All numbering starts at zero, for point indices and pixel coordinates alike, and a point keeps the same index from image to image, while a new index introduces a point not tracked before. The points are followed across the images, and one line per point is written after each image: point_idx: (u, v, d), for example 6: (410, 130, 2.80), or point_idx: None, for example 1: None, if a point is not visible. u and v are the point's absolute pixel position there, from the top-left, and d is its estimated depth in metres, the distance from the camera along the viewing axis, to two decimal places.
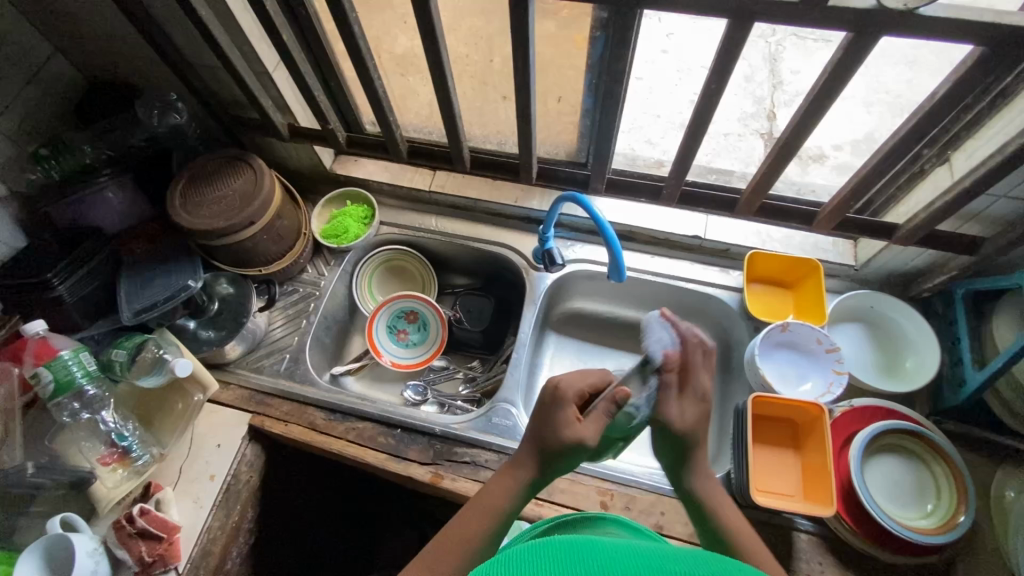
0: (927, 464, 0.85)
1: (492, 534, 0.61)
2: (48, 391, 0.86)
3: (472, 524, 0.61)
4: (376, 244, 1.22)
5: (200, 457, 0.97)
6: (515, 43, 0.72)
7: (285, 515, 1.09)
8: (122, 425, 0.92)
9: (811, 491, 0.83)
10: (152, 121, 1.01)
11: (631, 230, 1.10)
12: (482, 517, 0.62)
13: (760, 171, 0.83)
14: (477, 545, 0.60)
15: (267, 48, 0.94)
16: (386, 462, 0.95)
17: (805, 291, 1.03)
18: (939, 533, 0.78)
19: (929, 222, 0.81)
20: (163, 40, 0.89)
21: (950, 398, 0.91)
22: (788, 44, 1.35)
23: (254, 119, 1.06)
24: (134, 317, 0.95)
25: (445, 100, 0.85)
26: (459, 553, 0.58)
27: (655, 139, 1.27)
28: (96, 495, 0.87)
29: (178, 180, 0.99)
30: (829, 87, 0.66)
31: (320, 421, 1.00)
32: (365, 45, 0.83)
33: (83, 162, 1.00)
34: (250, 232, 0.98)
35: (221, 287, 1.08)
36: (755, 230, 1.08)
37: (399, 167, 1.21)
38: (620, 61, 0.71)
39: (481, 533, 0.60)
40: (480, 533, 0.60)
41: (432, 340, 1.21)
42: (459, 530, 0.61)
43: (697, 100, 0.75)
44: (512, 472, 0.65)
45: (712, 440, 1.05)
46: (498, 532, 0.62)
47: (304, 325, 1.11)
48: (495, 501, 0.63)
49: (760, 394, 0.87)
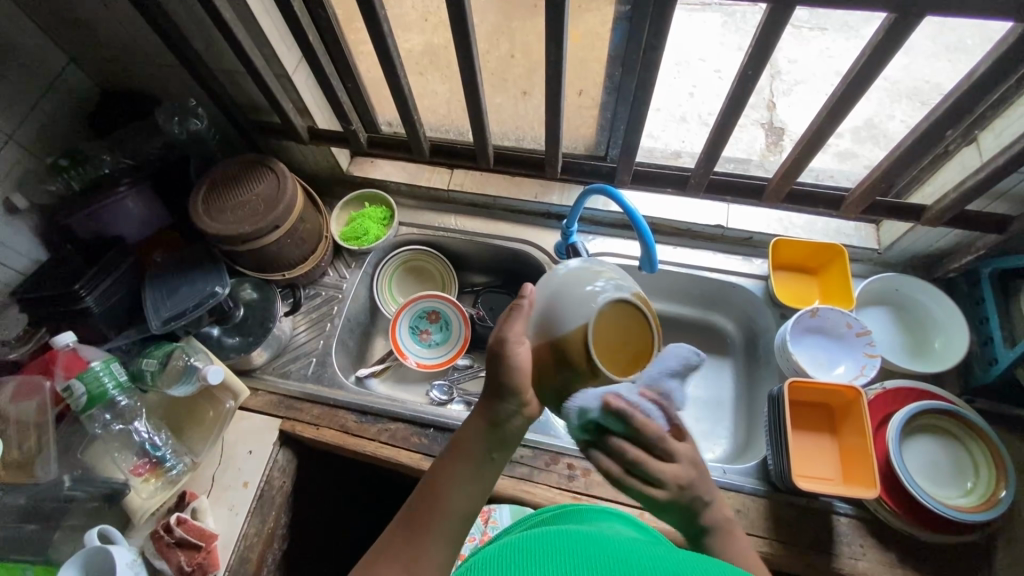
0: (962, 442, 0.85)
1: (466, 492, 0.58)
2: (81, 404, 0.86)
3: (449, 475, 0.58)
4: (396, 245, 1.22)
5: (232, 464, 0.96)
6: (550, 36, 0.72)
7: (317, 518, 1.09)
8: (154, 434, 0.92)
9: (851, 475, 0.83)
10: (172, 128, 1.01)
11: (653, 222, 1.10)
12: (457, 463, 0.59)
13: (789, 158, 0.84)
14: (457, 495, 0.57)
15: (288, 49, 0.93)
16: (420, 462, 0.95)
17: (830, 276, 1.03)
18: (981, 510, 0.79)
19: (959, 202, 0.81)
20: (186, 46, 0.89)
21: (981, 376, 0.91)
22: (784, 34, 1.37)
23: (273, 123, 1.06)
24: (163, 325, 0.94)
25: (474, 97, 0.85)
26: (437, 512, 0.56)
27: (656, 132, 1.26)
28: (131, 506, 0.85)
29: (200, 186, 0.99)
30: (867, 67, 0.67)
31: (352, 424, 1.00)
32: (393, 45, 0.82)
33: (102, 172, 0.99)
34: (275, 236, 0.98)
35: (246, 293, 1.07)
36: (776, 217, 1.08)
37: (416, 167, 1.21)
38: (653, 50, 0.72)
39: (454, 493, 0.57)
40: (459, 482, 0.58)
41: (455, 339, 1.20)
42: (436, 481, 0.58)
43: (730, 88, 0.75)
44: (479, 416, 0.60)
45: (742, 428, 1.06)
46: (474, 488, 0.58)
47: (329, 329, 1.11)
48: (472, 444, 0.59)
49: (796, 379, 0.87)
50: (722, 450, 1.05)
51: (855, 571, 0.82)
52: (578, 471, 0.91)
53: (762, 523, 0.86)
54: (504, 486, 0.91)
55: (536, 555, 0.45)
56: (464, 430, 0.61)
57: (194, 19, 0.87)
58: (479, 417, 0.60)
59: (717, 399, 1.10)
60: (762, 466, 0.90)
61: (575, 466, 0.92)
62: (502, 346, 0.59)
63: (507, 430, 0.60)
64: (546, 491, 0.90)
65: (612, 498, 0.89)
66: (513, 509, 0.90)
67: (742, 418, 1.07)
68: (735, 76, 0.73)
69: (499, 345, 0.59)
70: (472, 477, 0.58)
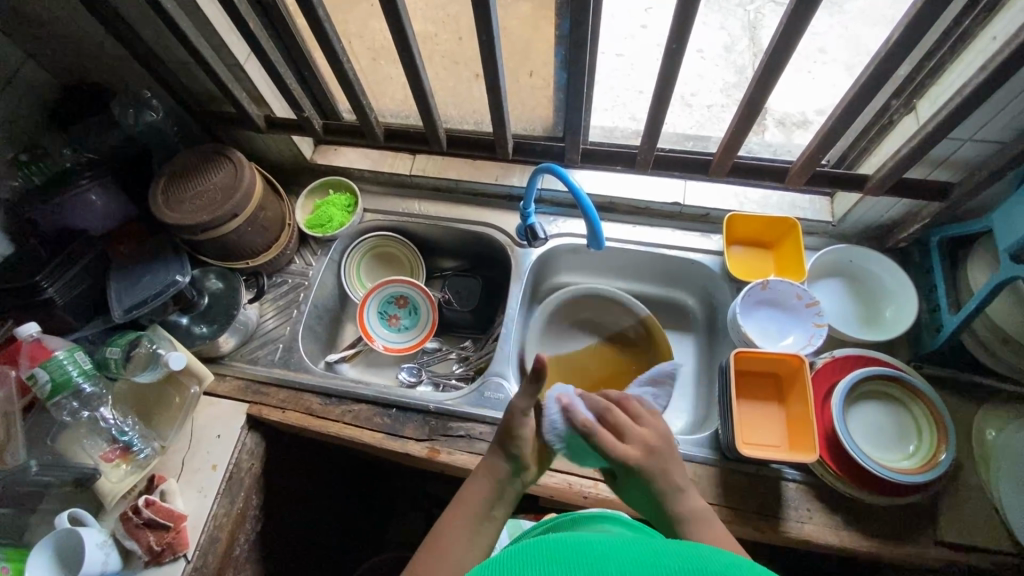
0: (907, 407, 0.87)
1: (473, 541, 0.64)
2: (46, 391, 0.88)
3: (454, 525, 0.65)
4: (362, 231, 1.23)
5: (200, 448, 0.98)
6: (478, 17, 0.73)
7: (289, 499, 1.11)
8: (121, 421, 0.95)
9: (796, 442, 0.86)
10: (128, 121, 1.02)
11: (613, 201, 1.12)
12: (461, 518, 0.65)
13: (729, 132, 0.85)
14: (459, 546, 0.63)
15: (237, 40, 0.94)
16: (383, 441, 0.98)
17: (784, 250, 1.04)
18: (921, 472, 0.81)
19: (895, 171, 0.82)
20: (133, 39, 0.90)
21: (929, 343, 0.92)
22: (767, 11, 1.41)
23: (231, 113, 1.08)
24: (126, 313, 0.97)
25: (415, 80, 0.87)
26: (442, 558, 0.61)
27: (638, 114, 1.28)
28: (102, 491, 0.89)
29: (159, 178, 1.01)
30: (786, 37, 0.68)
31: (317, 406, 1.02)
32: (332, 30, 0.84)
33: (62, 166, 1.00)
34: (234, 224, 0.99)
35: (210, 283, 1.09)
36: (733, 193, 1.09)
37: (380, 154, 1.23)
38: (582, 27, 0.73)
39: (462, 542, 0.63)
40: (461, 534, 0.64)
41: (423, 324, 1.22)
42: (444, 533, 0.64)
43: (661, 65, 0.76)
44: (484, 476, 0.70)
45: (700, 398, 1.09)
46: (479, 538, 0.64)
47: (296, 315, 1.13)
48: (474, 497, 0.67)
49: (743, 350, 0.89)
50: (682, 424, 1.07)
51: (801, 534, 0.84)
52: None
53: (714, 490, 0.88)
54: (464, 462, 0.94)
55: (540, 566, 0.44)
56: (466, 489, 0.69)
57: (140, 13, 0.88)
58: (483, 481, 0.69)
59: (679, 372, 1.13)
60: (713, 435, 0.92)
61: None
62: (511, 418, 0.71)
63: (506, 490, 0.69)
64: None
65: (567, 470, 0.92)
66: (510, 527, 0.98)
67: (702, 392, 1.09)
68: (663, 52, 0.74)
69: (509, 417, 0.71)
70: (473, 532, 0.64)
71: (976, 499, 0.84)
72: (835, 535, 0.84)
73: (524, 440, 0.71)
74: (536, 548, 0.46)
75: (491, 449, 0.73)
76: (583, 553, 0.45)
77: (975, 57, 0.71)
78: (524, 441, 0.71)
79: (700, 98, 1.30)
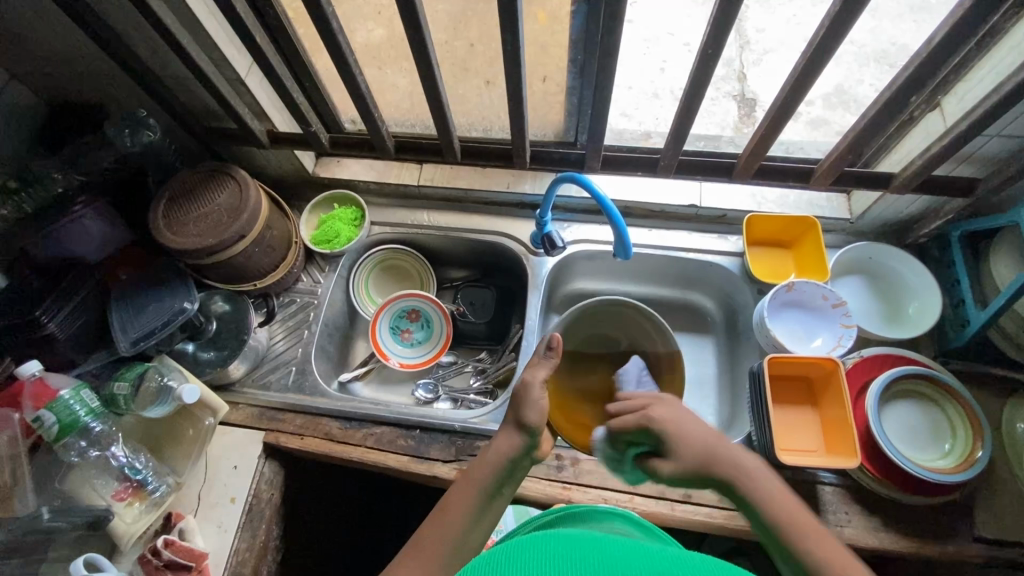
0: (939, 405, 0.87)
1: (479, 510, 0.63)
2: (53, 433, 0.83)
3: (462, 496, 0.64)
4: (369, 245, 1.19)
5: (217, 480, 0.94)
6: (505, 25, 0.70)
7: (309, 525, 1.08)
8: (133, 458, 0.89)
9: (832, 445, 0.85)
10: (124, 141, 0.96)
11: (628, 205, 1.10)
12: (468, 490, 0.65)
13: (759, 133, 0.84)
14: (467, 520, 0.61)
15: (238, 53, 0.90)
16: (408, 464, 0.95)
17: (805, 249, 1.03)
18: (959, 470, 0.81)
19: (925, 168, 0.81)
20: (129, 56, 0.85)
21: (954, 338, 0.92)
22: (752, 3, 1.41)
23: (231, 129, 1.03)
24: (133, 346, 0.92)
25: (433, 90, 0.84)
26: (448, 526, 0.60)
27: (630, 111, 1.27)
28: (116, 533, 0.84)
29: (159, 200, 0.96)
30: (828, 37, 0.66)
31: (336, 431, 0.98)
32: (345, 41, 0.80)
33: (55, 192, 0.93)
34: (242, 246, 0.95)
35: (217, 305, 1.05)
36: (750, 193, 1.08)
37: (384, 164, 1.19)
38: (613, 33, 0.71)
39: (468, 510, 0.62)
40: (468, 505, 0.63)
41: (437, 337, 1.19)
42: (448, 503, 0.63)
43: (693, 68, 0.75)
44: (495, 449, 0.69)
45: (726, 405, 1.06)
46: (486, 508, 0.64)
47: (307, 336, 1.09)
48: (485, 473, 0.66)
49: (775, 354, 0.88)
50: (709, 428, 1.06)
51: (841, 538, 0.83)
52: (566, 461, 0.92)
53: None
54: None
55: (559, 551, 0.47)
56: (475, 463, 0.68)
57: (136, 27, 0.83)
58: (492, 455, 0.68)
59: (703, 377, 1.11)
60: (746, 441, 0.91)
61: (563, 456, 0.93)
62: (524, 388, 0.73)
63: (513, 473, 0.68)
64: (536, 484, 0.90)
65: (601, 485, 0.90)
66: (516, 511, 0.98)
67: (725, 394, 1.08)
68: (697, 55, 0.72)
69: (520, 386, 0.73)
70: (479, 502, 0.64)
71: (1011, 493, 0.84)
72: (875, 538, 0.83)
73: (539, 412, 0.71)
74: (533, 545, 0.48)
75: (506, 424, 0.72)
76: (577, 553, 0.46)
77: (1006, 55, 0.71)
78: (539, 413, 0.71)
79: None
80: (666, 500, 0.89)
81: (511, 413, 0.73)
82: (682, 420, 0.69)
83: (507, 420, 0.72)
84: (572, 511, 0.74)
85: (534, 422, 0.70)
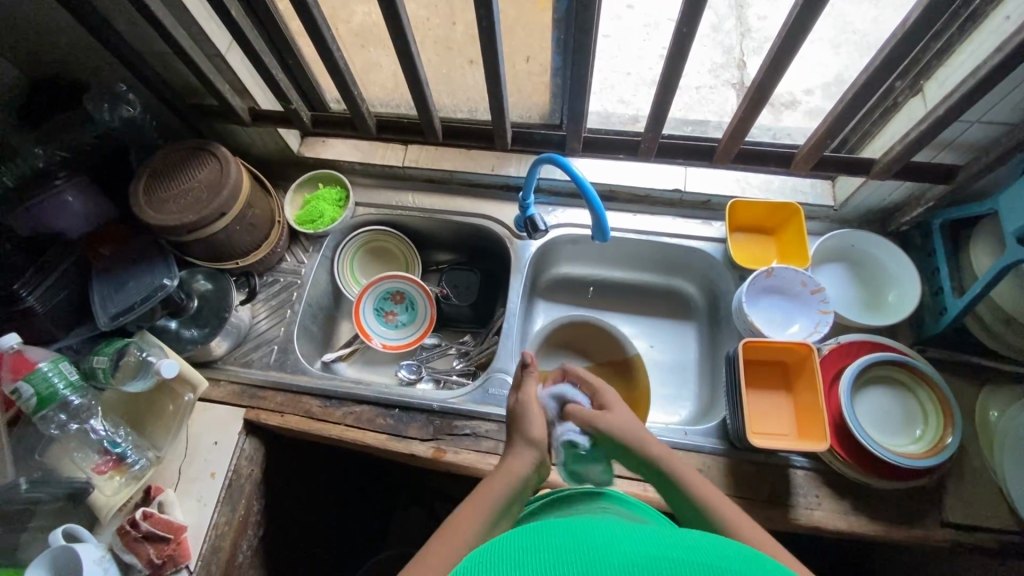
0: (913, 392, 0.88)
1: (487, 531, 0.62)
2: (31, 406, 0.83)
3: (471, 513, 0.63)
4: (354, 226, 1.19)
5: (198, 455, 0.95)
6: (478, 2, 0.70)
7: (289, 502, 1.09)
8: (113, 432, 0.91)
9: (805, 430, 0.86)
10: (104, 116, 0.96)
11: (612, 189, 1.09)
12: (478, 511, 0.64)
13: (737, 117, 0.84)
14: (473, 540, 0.61)
15: (217, 27, 0.90)
16: (386, 442, 0.95)
17: (787, 235, 1.03)
18: (928, 456, 0.82)
19: (904, 155, 0.81)
20: (106, 29, 0.84)
21: (932, 326, 0.93)
22: None
23: (214, 106, 1.03)
24: (112, 320, 0.93)
25: (410, 66, 0.83)
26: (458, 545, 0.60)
27: (626, 97, 1.26)
28: (96, 505, 0.85)
29: (139, 176, 0.95)
30: (802, 18, 0.66)
31: (316, 409, 0.99)
32: (321, 15, 0.79)
33: (36, 166, 0.93)
34: (222, 224, 0.95)
35: (199, 284, 1.05)
36: (735, 178, 1.08)
37: (370, 145, 1.19)
38: (588, 10, 0.70)
39: (477, 529, 0.62)
40: (477, 523, 0.62)
41: (422, 320, 1.19)
42: (455, 525, 0.62)
43: (669, 51, 0.74)
44: (509, 469, 0.68)
45: (705, 390, 1.07)
46: (495, 526, 0.64)
47: (289, 315, 1.09)
48: (495, 491, 0.66)
49: (751, 339, 0.89)
50: (686, 413, 1.06)
51: (810, 521, 0.84)
52: None
53: (723, 480, 0.88)
54: (470, 461, 0.93)
55: (544, 552, 0.43)
56: (485, 483, 0.67)
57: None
58: (505, 479, 0.67)
59: (682, 363, 1.12)
60: (720, 424, 0.92)
61: None
62: (522, 407, 0.74)
63: (523, 496, 0.67)
64: None
65: None
66: None
67: (705, 380, 1.08)
68: (672, 34, 0.71)
69: (517, 405, 0.75)
70: (488, 523, 0.63)
71: (980, 479, 0.84)
72: (844, 520, 0.84)
73: (541, 427, 0.72)
74: (530, 537, 0.46)
75: (515, 442, 0.72)
76: (582, 546, 0.43)
77: (987, 38, 0.70)
78: (540, 428, 0.72)
79: (689, 80, 1.28)
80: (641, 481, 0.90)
81: (514, 430, 0.73)
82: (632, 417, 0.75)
83: (515, 438, 0.73)
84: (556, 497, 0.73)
85: (540, 436, 0.72)
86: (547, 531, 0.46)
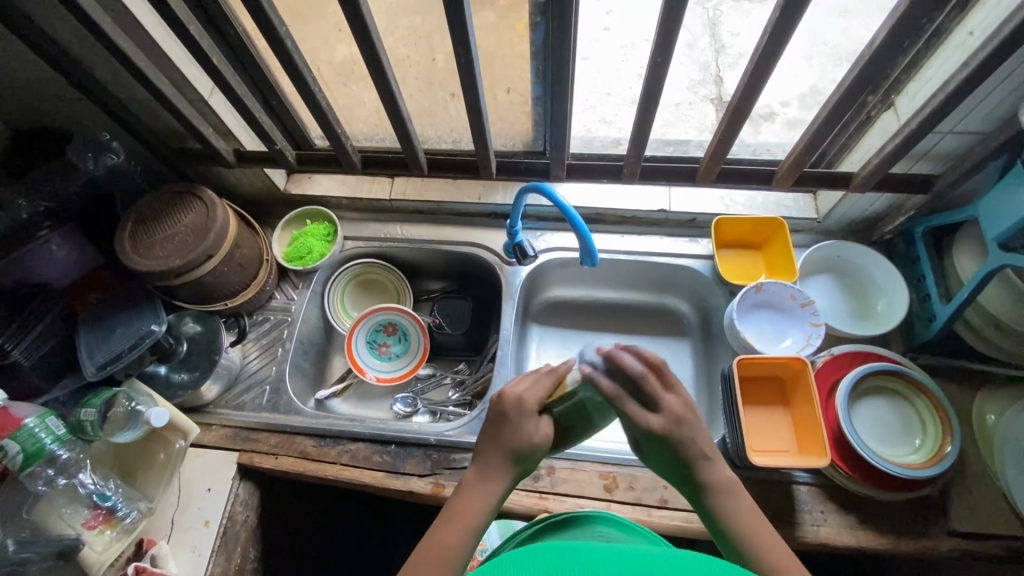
0: (910, 401, 0.88)
1: (470, 550, 0.60)
2: (18, 463, 0.79)
3: (452, 535, 0.60)
4: (343, 260, 1.18)
5: (190, 505, 0.93)
6: (455, 40, 0.71)
7: (286, 544, 1.06)
8: (102, 484, 0.89)
9: (804, 445, 0.86)
10: (88, 164, 0.94)
11: (597, 212, 1.11)
12: (461, 529, 0.60)
13: (716, 138, 0.85)
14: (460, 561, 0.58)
15: (199, 73, 0.91)
16: (383, 479, 0.94)
17: (773, 250, 1.04)
18: (930, 465, 0.82)
19: (880, 167, 0.83)
20: (91, 81, 0.85)
21: (923, 333, 0.93)
22: (726, 8, 1.42)
23: (200, 150, 1.04)
24: (100, 370, 0.91)
25: (392, 105, 0.84)
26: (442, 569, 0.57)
27: (608, 117, 1.28)
28: (87, 562, 0.82)
29: (125, 222, 0.95)
30: (773, 41, 0.68)
31: (311, 448, 0.98)
32: (302, 59, 0.81)
33: (18, 218, 0.91)
34: (210, 266, 0.95)
35: (187, 326, 1.03)
36: (718, 196, 1.09)
37: (356, 179, 1.20)
38: (564, 45, 0.72)
39: (460, 548, 0.59)
40: (461, 548, 0.59)
41: (415, 350, 1.18)
42: (437, 545, 0.59)
43: (646, 75, 0.76)
44: (484, 484, 0.64)
45: (704, 408, 1.07)
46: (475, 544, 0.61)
47: (280, 354, 1.08)
48: (473, 511, 0.62)
49: (744, 356, 0.89)
50: None
51: (817, 537, 0.83)
52: (541, 471, 0.92)
53: None
54: None
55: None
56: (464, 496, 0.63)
57: (94, 52, 0.83)
58: (480, 493, 0.63)
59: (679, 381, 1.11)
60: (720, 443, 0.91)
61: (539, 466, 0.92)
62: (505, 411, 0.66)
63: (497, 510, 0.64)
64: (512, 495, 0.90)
65: (577, 493, 0.90)
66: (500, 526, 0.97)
67: (702, 399, 1.08)
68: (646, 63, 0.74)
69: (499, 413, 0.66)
70: (470, 541, 0.60)
71: (984, 485, 0.84)
72: (850, 535, 0.83)
73: (524, 438, 0.64)
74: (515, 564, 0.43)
75: (486, 452, 0.65)
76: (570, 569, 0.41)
77: (952, 53, 0.72)
78: (528, 439, 0.65)
79: (669, 97, 1.31)
80: (644, 506, 0.89)
81: (490, 439, 0.66)
82: (699, 424, 0.64)
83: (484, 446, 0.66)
84: (551, 522, 0.71)
85: (524, 447, 0.64)
86: (531, 558, 0.44)
